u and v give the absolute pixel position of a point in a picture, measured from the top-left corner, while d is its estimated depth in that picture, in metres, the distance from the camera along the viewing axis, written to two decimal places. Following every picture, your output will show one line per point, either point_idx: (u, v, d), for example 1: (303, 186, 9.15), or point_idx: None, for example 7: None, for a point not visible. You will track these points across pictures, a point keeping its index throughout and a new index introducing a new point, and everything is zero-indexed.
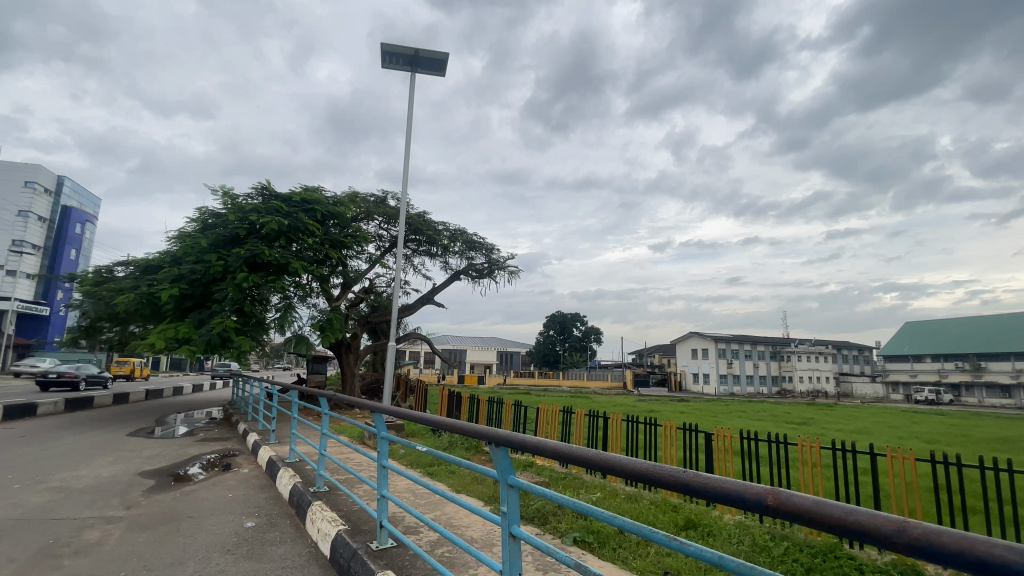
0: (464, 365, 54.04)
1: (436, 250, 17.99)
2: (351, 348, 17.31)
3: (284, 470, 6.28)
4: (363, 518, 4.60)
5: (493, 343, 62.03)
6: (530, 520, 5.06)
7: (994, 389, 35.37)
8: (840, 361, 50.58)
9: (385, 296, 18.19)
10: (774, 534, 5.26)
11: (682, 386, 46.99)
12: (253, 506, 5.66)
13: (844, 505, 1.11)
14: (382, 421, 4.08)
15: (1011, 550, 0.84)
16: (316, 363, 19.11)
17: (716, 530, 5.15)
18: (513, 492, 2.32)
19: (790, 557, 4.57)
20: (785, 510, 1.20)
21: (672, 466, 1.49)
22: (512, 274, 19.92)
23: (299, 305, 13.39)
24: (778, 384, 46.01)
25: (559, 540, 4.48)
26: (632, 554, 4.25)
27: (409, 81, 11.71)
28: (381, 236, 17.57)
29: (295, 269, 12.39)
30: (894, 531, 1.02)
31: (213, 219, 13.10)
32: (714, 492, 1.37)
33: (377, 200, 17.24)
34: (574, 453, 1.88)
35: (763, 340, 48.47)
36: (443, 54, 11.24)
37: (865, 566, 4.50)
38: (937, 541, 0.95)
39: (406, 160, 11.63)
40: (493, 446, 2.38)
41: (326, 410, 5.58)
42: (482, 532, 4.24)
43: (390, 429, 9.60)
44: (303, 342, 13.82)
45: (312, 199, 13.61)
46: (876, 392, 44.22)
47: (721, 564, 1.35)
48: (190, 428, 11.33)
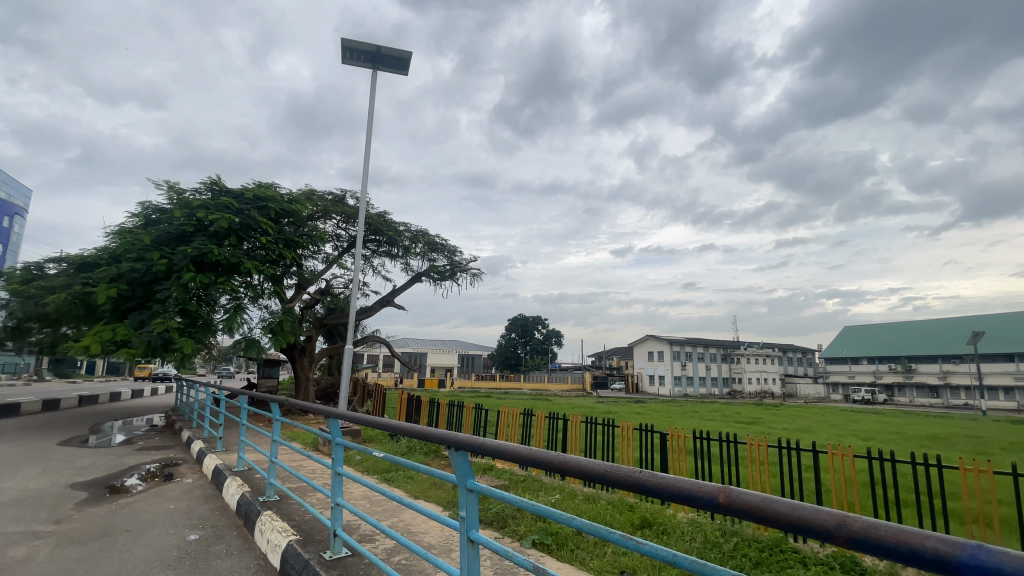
0: (424, 368, 53.43)
1: (397, 251, 17.71)
2: (305, 352, 16.70)
3: (231, 480, 5.99)
4: (316, 527, 4.44)
5: (453, 346, 61.55)
6: (489, 524, 5.04)
7: (923, 390, 38.14)
8: (786, 364, 53.34)
9: (342, 297, 17.71)
10: (724, 530, 5.43)
11: (640, 388, 48.29)
12: (196, 518, 5.35)
13: (788, 501, 1.14)
14: (337, 427, 3.93)
15: (944, 543, 0.90)
16: (268, 367, 18.35)
17: (670, 528, 5.29)
18: (472, 496, 2.28)
19: (740, 552, 4.75)
20: (734, 507, 1.23)
21: (628, 467, 1.51)
22: (473, 277, 19.83)
23: (250, 306, 12.81)
24: (728, 386, 48.05)
25: (517, 543, 4.47)
26: (589, 555, 4.30)
27: (370, 79, 11.47)
28: (338, 236, 17.14)
29: (246, 269, 11.83)
30: (834, 524, 1.06)
31: (157, 215, 12.42)
32: (668, 491, 1.39)
33: (335, 199, 16.81)
34: (532, 456, 1.88)
35: (714, 342, 50.39)
36: (405, 52, 11.08)
37: (808, 558, 4.73)
38: (876, 536, 1.00)
39: (366, 159, 11.32)
40: (452, 451, 2.33)
41: (277, 415, 5.31)
42: (440, 538, 4.18)
43: (346, 435, 9.35)
44: (252, 345, 13.23)
45: (265, 196, 13.09)
46: (818, 392, 46.97)
47: (674, 561, 1.38)
48: (128, 437, 10.66)
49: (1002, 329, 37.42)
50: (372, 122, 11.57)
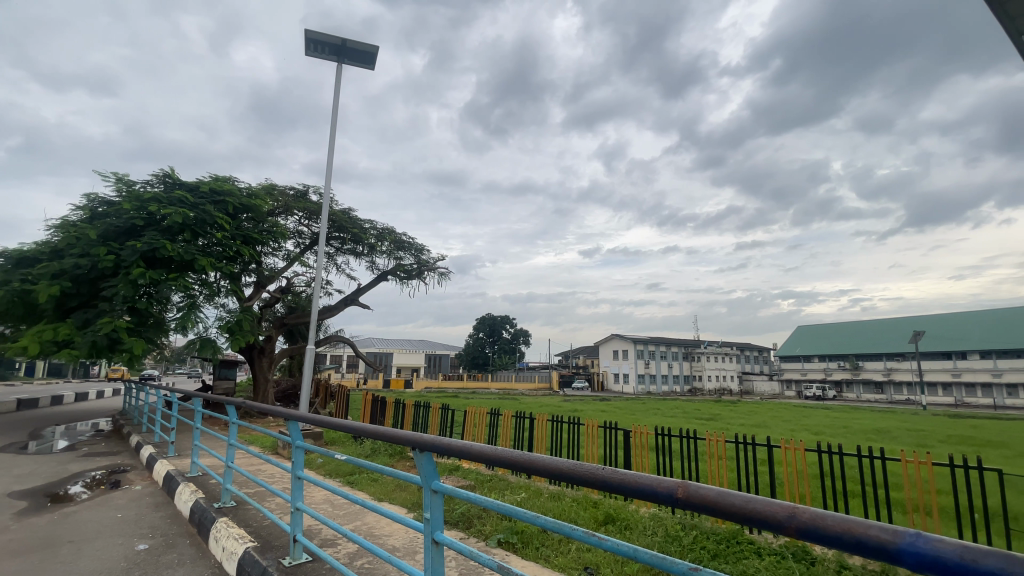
0: (390, 368, 52.61)
1: (362, 249, 17.40)
2: (264, 352, 16.16)
3: (184, 486, 5.73)
4: (274, 533, 4.30)
5: (420, 345, 60.92)
6: (455, 524, 5.01)
7: (869, 385, 40.35)
8: (743, 361, 55.43)
9: (303, 296, 17.26)
10: (685, 524, 5.57)
11: (605, 386, 49.15)
12: (145, 527, 5.08)
13: (742, 494, 1.18)
14: (298, 429, 3.81)
15: (886, 532, 0.96)
16: (224, 369, 17.67)
17: (633, 523, 5.39)
18: (437, 497, 2.25)
19: (699, 545, 4.89)
20: (694, 502, 1.26)
21: (590, 464, 1.53)
22: (440, 276, 19.68)
23: (205, 305, 12.30)
24: (690, 383, 49.57)
25: (482, 543, 4.46)
26: (554, 552, 4.34)
27: (335, 72, 11.19)
28: (300, 233, 16.68)
29: (201, 266, 11.33)
30: (784, 515, 1.10)
31: (104, 208, 11.77)
32: (629, 487, 1.42)
33: (297, 193, 16.34)
34: (498, 455, 1.87)
35: (677, 341, 51.80)
36: (373, 47, 10.89)
37: (762, 548, 4.92)
38: (823, 525, 1.04)
39: (330, 154, 11.02)
40: (416, 452, 2.29)
41: (234, 418, 5.10)
42: (404, 540, 4.12)
43: (307, 437, 9.12)
44: (208, 345, 12.71)
45: (222, 190, 12.60)
46: (774, 389, 49.07)
47: (635, 556, 1.40)
48: (71, 442, 10.04)
49: (940, 328, 40.02)
50: (336, 116, 11.29)
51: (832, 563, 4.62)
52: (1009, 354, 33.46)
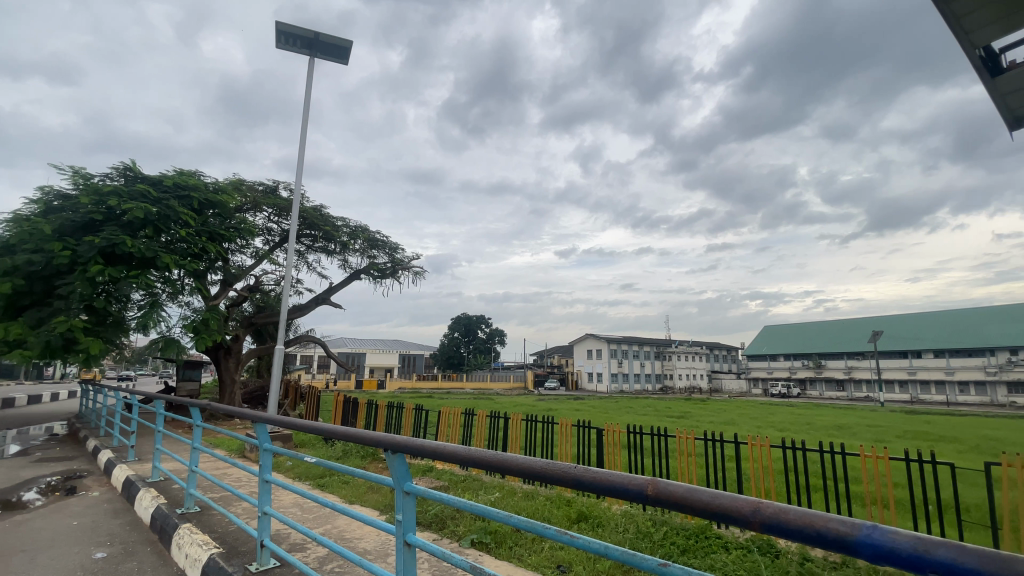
0: (363, 369, 51.86)
1: (334, 247, 17.11)
2: (230, 352, 15.70)
3: (144, 491, 5.50)
4: (241, 538, 4.19)
5: (394, 345, 60.22)
6: (428, 526, 4.97)
7: (831, 383, 41.82)
8: (712, 360, 56.79)
9: (272, 295, 16.86)
10: (655, 520, 5.67)
11: (579, 385, 49.57)
12: (104, 535, 4.86)
13: (710, 491, 1.19)
14: (265, 432, 3.71)
15: (845, 525, 0.99)
16: (188, 370, 17.07)
17: (604, 520, 5.46)
18: (410, 499, 2.23)
19: (668, 540, 4.99)
20: (662, 498, 1.28)
21: (564, 462, 1.54)
22: (414, 275, 19.50)
23: (168, 304, 11.88)
24: (661, 382, 50.50)
25: (456, 544, 4.43)
26: (527, 551, 4.35)
27: (307, 66, 10.95)
28: (270, 230, 16.28)
29: (164, 263, 10.91)
30: (749, 509, 1.12)
31: (60, 202, 11.23)
32: (600, 485, 1.43)
33: (266, 189, 15.95)
34: (472, 455, 1.86)
35: (649, 341, 52.66)
36: (346, 41, 10.71)
37: (730, 543, 5.06)
38: (786, 520, 1.07)
39: (301, 150, 10.77)
40: (388, 453, 2.26)
41: (198, 421, 4.92)
42: (376, 543, 4.06)
43: (276, 440, 8.91)
44: (171, 345, 12.29)
45: (187, 185, 12.18)
46: (741, 387, 50.41)
47: (606, 553, 1.41)
48: (23, 448, 9.53)
49: (896, 328, 41.89)
50: (308, 110, 11.06)
51: (795, 556, 4.77)
52: (961, 353, 35.13)
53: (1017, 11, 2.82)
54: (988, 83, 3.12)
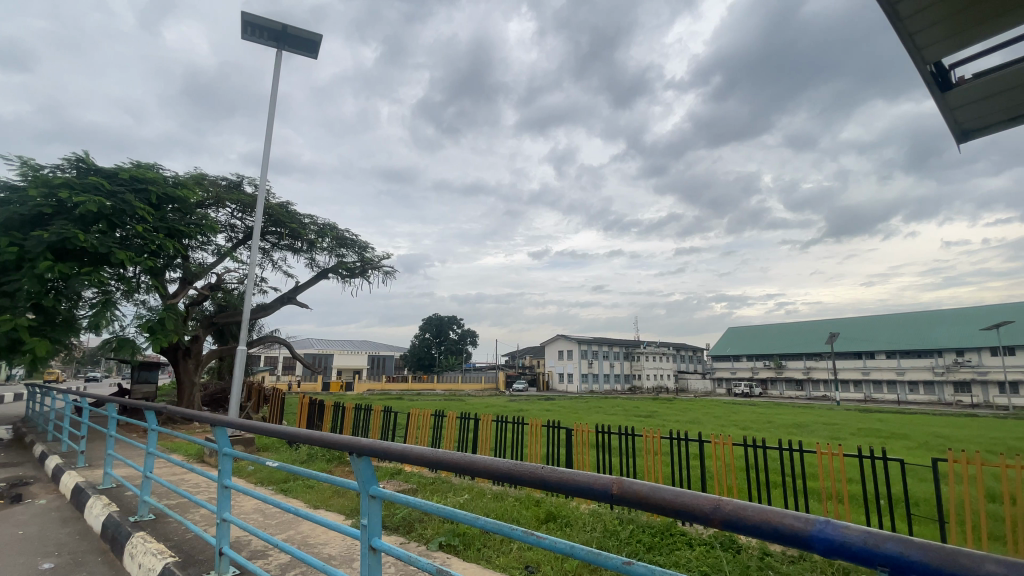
0: (330, 370, 50.79)
1: (301, 245, 16.70)
2: (190, 353, 15.12)
3: (95, 499, 5.22)
4: (198, 546, 4.02)
5: (362, 345, 59.19)
6: (395, 529, 4.89)
7: (791, 383, 43.38)
8: (679, 361, 58.10)
9: (234, 294, 16.35)
10: (622, 518, 5.75)
11: (550, 385, 49.83)
12: (51, 545, 4.59)
13: (673, 488, 1.21)
14: (225, 436, 3.58)
15: (798, 520, 1.02)
16: (144, 371, 16.35)
17: (573, 520, 5.49)
18: (375, 503, 2.18)
19: (635, 539, 5.06)
20: (626, 496, 1.29)
21: (530, 463, 1.53)
22: (384, 275, 19.23)
23: (123, 302, 11.35)
24: (630, 382, 51.39)
25: (423, 547, 4.38)
26: (496, 553, 4.34)
27: (274, 60, 10.65)
28: (233, 227, 15.78)
29: (119, 259, 10.40)
30: (710, 507, 1.14)
31: (5, 194, 10.56)
32: (567, 485, 1.43)
33: (230, 184, 15.47)
34: (439, 458, 1.83)
35: (618, 342, 53.48)
36: (316, 35, 10.48)
37: (693, 539, 5.17)
38: (744, 517, 1.09)
39: (267, 144, 10.46)
40: (353, 457, 2.20)
41: (153, 424, 4.70)
42: (341, 548, 3.97)
43: (238, 443, 8.62)
44: (125, 345, 11.75)
45: (145, 178, 11.66)
46: (706, 387, 51.81)
47: (571, 553, 1.42)
48: None
49: (851, 330, 43.83)
50: (275, 104, 10.75)
51: (755, 551, 4.92)
52: (910, 354, 37.03)
53: (966, 29, 2.97)
54: (938, 97, 3.28)
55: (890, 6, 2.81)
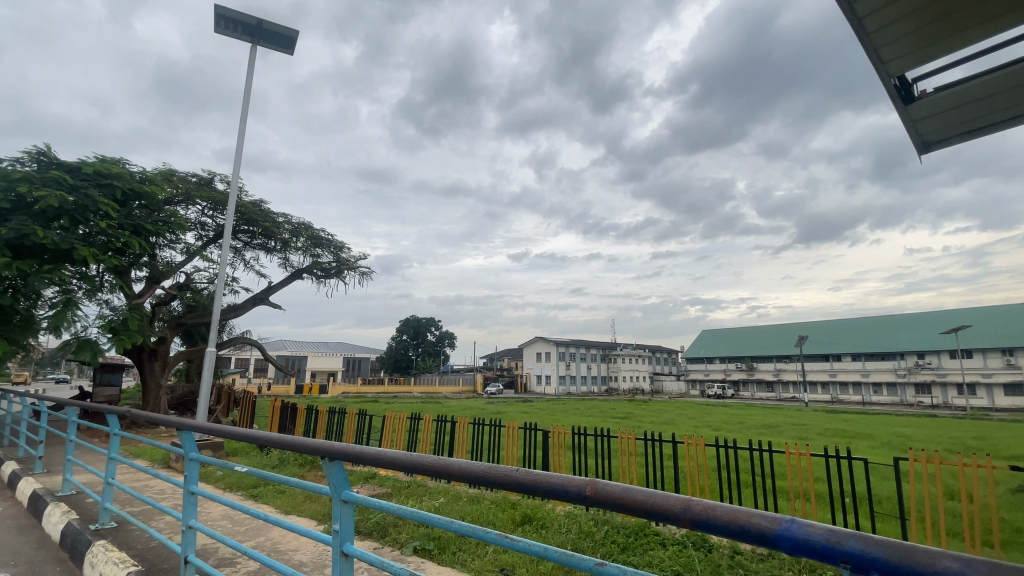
0: (304, 373, 49.88)
1: (274, 245, 16.34)
2: (156, 355, 14.63)
3: (53, 506, 4.99)
4: (163, 555, 3.89)
5: (338, 348, 58.28)
6: (369, 534, 4.82)
7: (762, 384, 44.50)
8: (654, 363, 59.02)
9: (204, 293, 15.92)
10: (597, 519, 5.78)
11: (528, 387, 49.96)
12: (5, 555, 4.37)
13: (643, 489, 1.22)
14: (192, 440, 3.46)
15: (766, 519, 1.04)
16: (107, 374, 15.76)
17: (548, 522, 5.51)
18: (348, 508, 2.14)
19: (609, 539, 5.09)
20: (599, 498, 1.29)
21: (504, 465, 1.52)
22: (361, 275, 18.99)
23: (84, 302, 10.91)
24: (606, 384, 51.99)
25: (397, 552, 4.32)
26: (471, 556, 4.31)
27: (248, 54, 10.40)
28: (202, 225, 15.35)
29: (82, 257, 9.98)
30: (681, 508, 1.15)
31: None
32: (541, 487, 1.42)
33: (200, 181, 15.06)
34: (414, 461, 1.80)
35: (595, 344, 54.02)
36: (293, 30, 10.30)
37: (667, 539, 5.24)
38: (713, 517, 1.10)
39: (239, 140, 10.20)
40: (325, 461, 2.16)
41: (116, 429, 4.51)
42: (312, 554, 3.89)
43: (205, 448, 8.37)
44: (87, 346, 11.30)
45: (110, 173, 11.22)
46: (680, 389, 52.77)
47: (545, 555, 1.42)
48: None
49: (819, 333, 45.23)
50: (248, 100, 10.51)
51: (726, 549, 5.01)
52: (874, 357, 38.41)
53: (927, 45, 3.10)
54: (902, 109, 3.42)
55: (857, 21, 2.94)
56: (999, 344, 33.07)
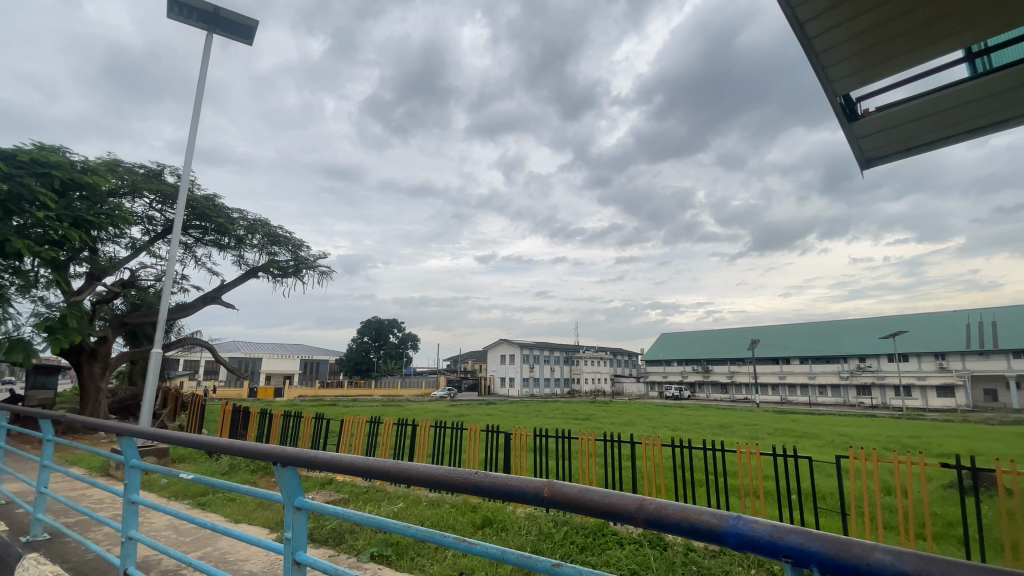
0: (258, 375, 48.08)
1: (228, 242, 15.71)
2: (96, 356, 13.76)
3: None
4: (99, 568, 3.66)
5: (296, 350, 56.55)
6: (324, 542, 4.69)
7: (716, 386, 46.19)
8: (615, 365, 60.28)
9: (150, 291, 15.14)
10: (557, 520, 5.83)
11: (491, 390, 49.92)
12: None
13: (600, 489, 1.23)
14: (133, 447, 3.27)
15: (714, 517, 1.07)
16: (40, 376, 14.70)
17: (509, 524, 5.51)
18: (300, 515, 2.07)
19: (568, 540, 5.15)
20: (557, 500, 1.30)
21: (461, 468, 1.51)
22: (321, 275, 18.48)
23: (16, 298, 10.16)
24: (569, 385, 52.71)
25: (353, 559, 4.22)
26: (430, 560, 4.26)
27: (204, 43, 9.95)
28: (150, 219, 14.58)
29: (15, 250, 9.29)
30: (634, 507, 1.17)
31: None
32: (498, 489, 1.41)
33: (148, 173, 14.30)
34: (372, 465, 1.76)
35: (558, 346, 54.62)
36: (252, 20, 9.94)
37: (624, 539, 5.33)
38: (665, 515, 1.12)
39: (192, 132, 9.74)
40: (277, 467, 2.08)
41: (50, 435, 4.20)
42: (263, 563, 3.76)
43: (149, 455, 7.94)
44: (18, 346, 10.52)
45: (48, 161, 10.49)
46: (640, 390, 54.16)
47: (503, 558, 1.41)
48: None
49: (770, 336, 47.42)
50: (203, 91, 10.07)
51: (680, 547, 5.14)
52: (820, 359, 40.50)
53: (870, 67, 3.30)
54: (847, 126, 3.62)
55: (807, 41, 3.09)
56: (932, 349, 35.46)
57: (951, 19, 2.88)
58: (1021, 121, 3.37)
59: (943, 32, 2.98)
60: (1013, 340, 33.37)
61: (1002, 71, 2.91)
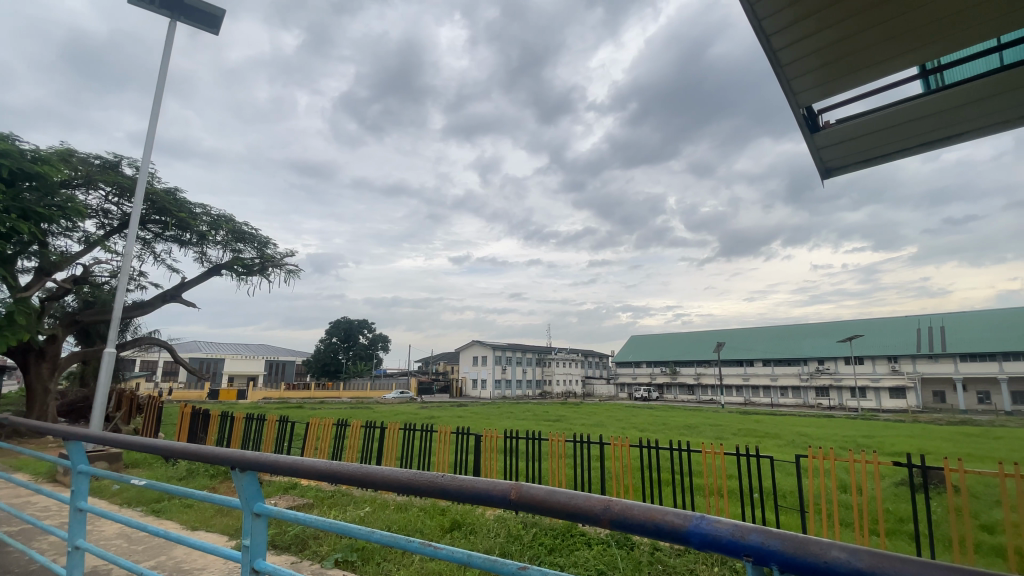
0: (219, 377, 46.45)
1: (189, 237, 15.16)
2: (44, 356, 13.02)
3: None
4: None
5: (261, 350, 54.94)
6: (287, 548, 4.56)
7: (683, 388, 47.23)
8: (586, 366, 60.92)
9: (104, 288, 14.44)
10: (526, 522, 5.83)
11: (462, 392, 49.60)
12: None
13: (567, 491, 1.23)
14: (81, 451, 3.08)
15: (679, 517, 1.08)
16: None
17: (477, 526, 5.47)
18: (259, 521, 1.99)
19: (537, 542, 5.15)
20: (524, 502, 1.29)
21: (428, 472, 1.49)
22: (288, 274, 17.98)
23: None
24: (540, 387, 52.92)
25: (317, 565, 4.12)
26: (396, 565, 4.20)
27: (167, 30, 9.57)
28: (105, 212, 13.92)
29: None
30: (600, 508, 1.17)
31: None
32: (464, 492, 1.39)
33: (104, 164, 13.65)
34: (336, 470, 1.72)
35: (531, 348, 54.80)
36: (219, 9, 9.67)
37: (591, 539, 5.38)
38: (630, 515, 1.13)
39: (152, 122, 9.36)
40: (235, 471, 2.00)
41: None
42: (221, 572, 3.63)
43: (99, 460, 7.55)
44: None
45: None
46: (610, 391, 54.92)
47: (469, 562, 1.40)
48: None
49: (736, 339, 48.85)
50: (164, 80, 9.69)
51: (647, 546, 5.22)
52: (782, 362, 41.83)
53: (832, 80, 3.42)
54: (810, 137, 3.74)
55: (774, 53, 3.19)
56: (885, 352, 37.17)
57: (908, 37, 3.01)
58: (969, 136, 3.56)
59: (897, 50, 3.13)
60: (959, 344, 35.36)
61: (952, 89, 3.07)
